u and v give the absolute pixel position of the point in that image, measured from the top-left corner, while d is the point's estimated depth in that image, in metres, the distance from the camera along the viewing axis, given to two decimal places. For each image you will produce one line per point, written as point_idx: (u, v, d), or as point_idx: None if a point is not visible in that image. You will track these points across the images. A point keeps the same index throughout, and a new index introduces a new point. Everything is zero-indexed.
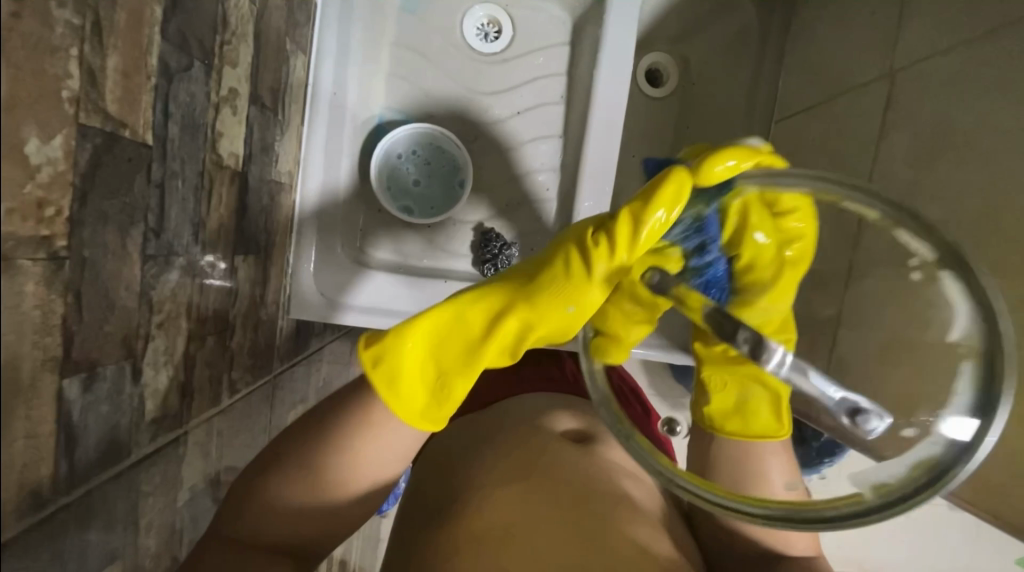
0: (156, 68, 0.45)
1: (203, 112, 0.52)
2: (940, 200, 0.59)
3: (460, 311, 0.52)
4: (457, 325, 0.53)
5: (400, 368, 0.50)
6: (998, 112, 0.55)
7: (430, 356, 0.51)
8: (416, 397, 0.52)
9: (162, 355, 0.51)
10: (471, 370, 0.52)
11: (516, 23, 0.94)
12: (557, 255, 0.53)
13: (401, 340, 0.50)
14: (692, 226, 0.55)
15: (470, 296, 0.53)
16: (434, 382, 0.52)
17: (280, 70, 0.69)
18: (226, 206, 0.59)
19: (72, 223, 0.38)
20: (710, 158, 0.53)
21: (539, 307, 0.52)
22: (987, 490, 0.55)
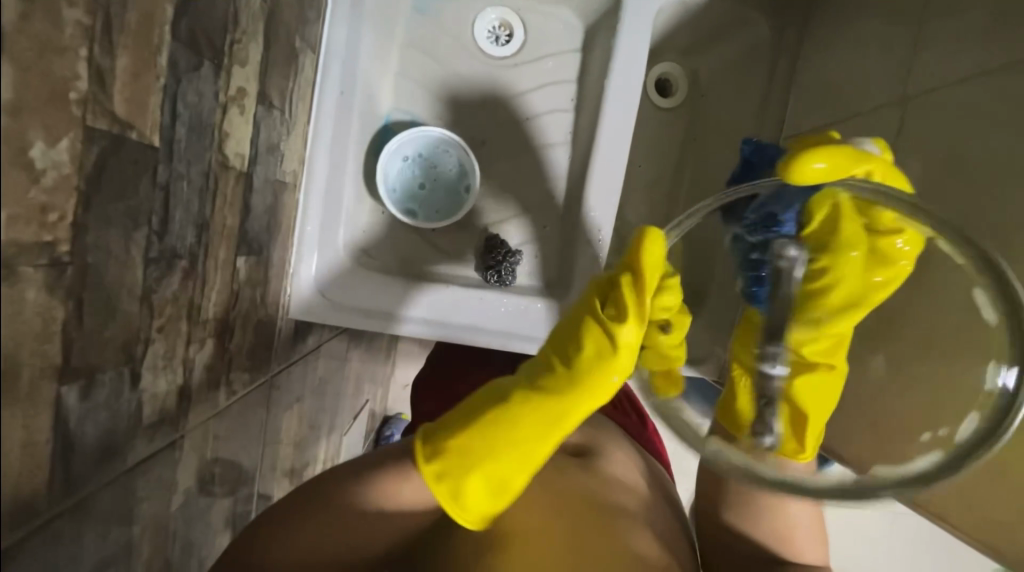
0: (166, 68, 0.44)
1: (211, 112, 0.51)
2: None
3: (519, 418, 0.53)
4: (518, 426, 0.54)
5: (463, 485, 0.51)
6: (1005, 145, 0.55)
7: (493, 462, 0.52)
8: (485, 503, 0.52)
9: (161, 359, 0.50)
10: (537, 458, 0.54)
11: (527, 27, 0.93)
12: (585, 332, 0.57)
13: (457, 455, 0.52)
14: (760, 223, 0.67)
15: (524, 398, 0.55)
16: (498, 484, 0.53)
17: (289, 71, 0.68)
18: (232, 207, 0.59)
19: (75, 227, 0.37)
20: (810, 156, 0.60)
21: (589, 388, 0.55)
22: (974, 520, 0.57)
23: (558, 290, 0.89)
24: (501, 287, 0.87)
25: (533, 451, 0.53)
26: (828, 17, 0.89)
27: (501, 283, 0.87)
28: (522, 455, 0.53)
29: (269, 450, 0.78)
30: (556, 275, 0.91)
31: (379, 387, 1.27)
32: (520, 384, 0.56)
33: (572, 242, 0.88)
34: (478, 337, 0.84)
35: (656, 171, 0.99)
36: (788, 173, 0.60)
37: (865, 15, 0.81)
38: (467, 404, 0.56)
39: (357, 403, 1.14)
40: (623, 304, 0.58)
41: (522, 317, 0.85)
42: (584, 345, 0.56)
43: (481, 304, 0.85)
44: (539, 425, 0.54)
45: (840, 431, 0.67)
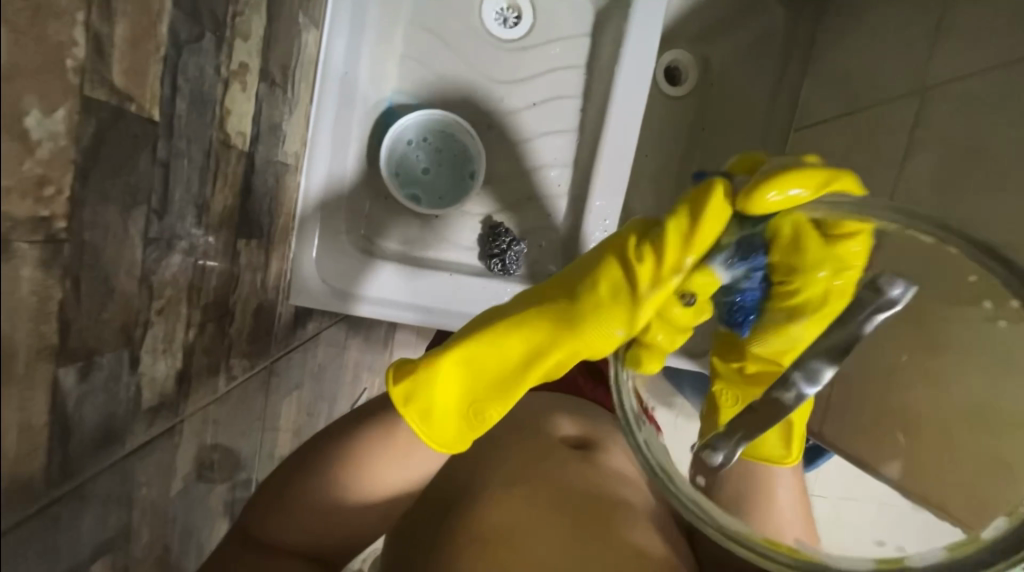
0: (166, 37, 0.42)
1: (211, 87, 0.49)
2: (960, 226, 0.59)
3: (502, 345, 0.48)
4: (498, 355, 0.49)
5: (431, 408, 0.48)
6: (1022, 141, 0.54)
7: (463, 384, 0.49)
8: (447, 428, 0.49)
9: (161, 342, 0.49)
10: (511, 393, 0.49)
11: (536, 10, 0.90)
12: (601, 277, 0.48)
13: (428, 375, 0.48)
14: (738, 249, 0.46)
15: (515, 328, 0.48)
16: (466, 407, 0.49)
17: (291, 47, 0.65)
18: (232, 188, 0.57)
19: (73, 203, 0.35)
20: (775, 178, 0.45)
21: (586, 336, 0.47)
22: None
23: None
24: (504, 277, 0.87)
25: (509, 384, 0.49)
26: (845, 6, 0.87)
27: (504, 272, 0.87)
28: (496, 388, 0.49)
29: (268, 437, 0.77)
30: (561, 265, 0.89)
31: (378, 375, 1.26)
32: (514, 310, 0.50)
33: (578, 232, 0.86)
34: None
35: (664, 162, 0.98)
36: (747, 200, 0.45)
37: (885, 5, 0.80)
38: (458, 326, 0.51)
39: (355, 391, 1.13)
40: (663, 259, 0.47)
41: None
42: (599, 291, 0.47)
43: (490, 293, 0.84)
44: (519, 361, 0.49)
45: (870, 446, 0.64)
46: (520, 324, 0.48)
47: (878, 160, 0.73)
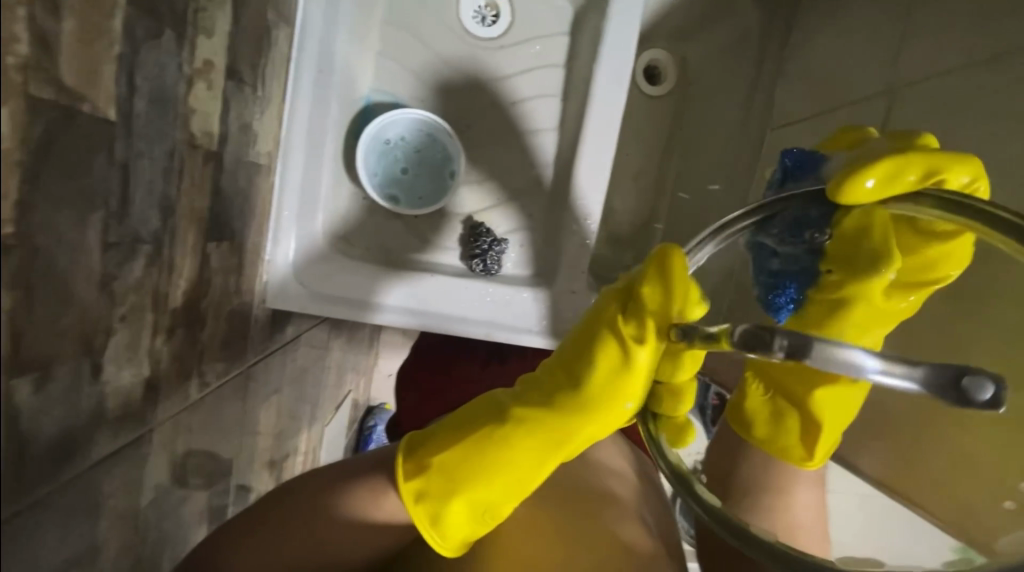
0: (121, 35, 0.40)
1: (174, 85, 0.48)
2: None
3: (511, 446, 0.49)
4: (510, 457, 0.50)
5: (445, 514, 0.49)
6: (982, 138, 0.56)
7: (477, 492, 0.49)
8: (465, 528, 0.50)
9: (124, 349, 0.47)
10: (527, 478, 0.51)
11: (514, 8, 0.90)
12: (595, 356, 0.49)
13: (441, 480, 0.49)
14: (789, 229, 0.49)
15: (522, 426, 0.50)
16: (482, 511, 0.50)
17: (260, 46, 0.64)
18: (200, 190, 0.55)
19: (20, 208, 0.34)
20: (867, 169, 0.46)
21: (594, 420, 0.49)
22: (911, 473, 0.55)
23: (544, 279, 0.88)
24: (486, 276, 0.86)
25: (523, 476, 0.50)
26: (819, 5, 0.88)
27: (486, 272, 0.86)
28: (513, 484, 0.50)
29: (247, 442, 0.76)
30: (542, 264, 0.89)
31: (363, 376, 1.25)
32: (519, 404, 0.51)
33: (559, 232, 0.86)
34: (465, 327, 0.82)
35: (645, 160, 0.98)
36: (838, 194, 0.46)
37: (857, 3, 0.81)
38: (457, 420, 0.52)
39: (339, 394, 1.12)
40: (648, 325, 0.48)
41: (506, 309, 0.83)
42: (596, 371, 0.49)
43: (476, 293, 0.83)
44: (528, 455, 0.50)
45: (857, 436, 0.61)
46: (518, 422, 0.50)
47: None
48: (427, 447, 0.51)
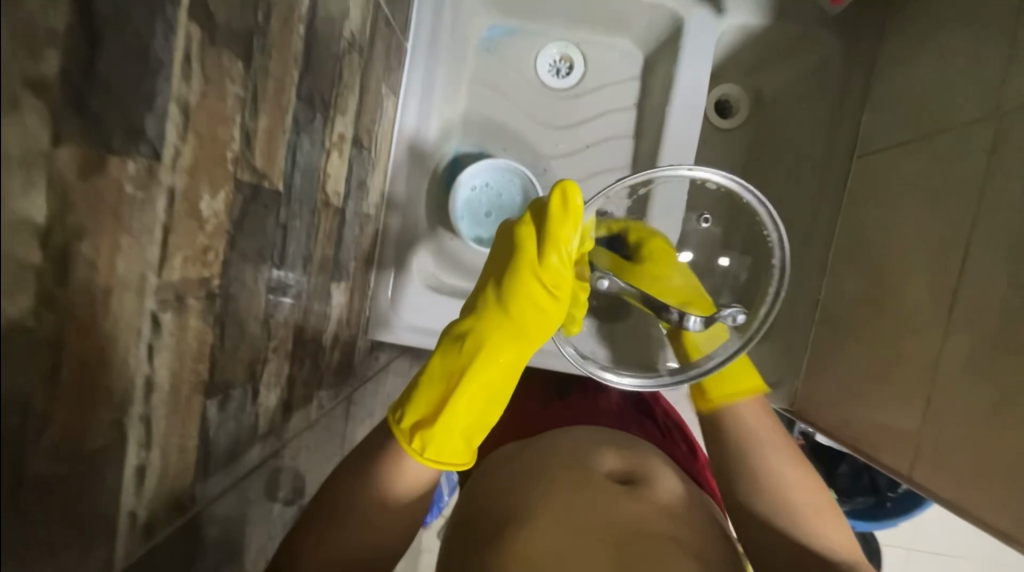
0: (290, 125, 0.51)
1: (318, 158, 0.58)
2: None
3: (478, 364, 0.62)
4: (483, 375, 0.62)
5: (446, 441, 0.60)
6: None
7: (459, 412, 0.61)
8: (461, 443, 0.61)
9: (273, 376, 0.56)
10: (504, 389, 0.64)
11: (587, 60, 0.96)
12: (521, 281, 0.64)
13: (438, 421, 0.60)
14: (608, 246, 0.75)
15: (482, 349, 0.63)
16: (473, 425, 0.62)
17: (375, 115, 0.75)
18: (329, 240, 0.66)
19: (223, 264, 0.43)
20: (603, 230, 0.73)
21: (533, 326, 0.65)
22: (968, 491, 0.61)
23: None
24: None
25: (497, 392, 0.63)
26: (910, 24, 0.84)
27: None
28: (491, 395, 0.63)
29: None
30: None
31: None
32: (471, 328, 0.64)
33: None
34: None
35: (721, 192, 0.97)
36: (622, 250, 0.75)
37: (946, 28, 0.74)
38: (429, 364, 0.63)
39: None
40: (553, 248, 0.65)
41: None
42: (524, 290, 0.64)
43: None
44: (491, 369, 0.62)
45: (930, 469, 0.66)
46: (479, 346, 0.63)
47: (957, 182, 0.70)
48: (409, 404, 0.61)
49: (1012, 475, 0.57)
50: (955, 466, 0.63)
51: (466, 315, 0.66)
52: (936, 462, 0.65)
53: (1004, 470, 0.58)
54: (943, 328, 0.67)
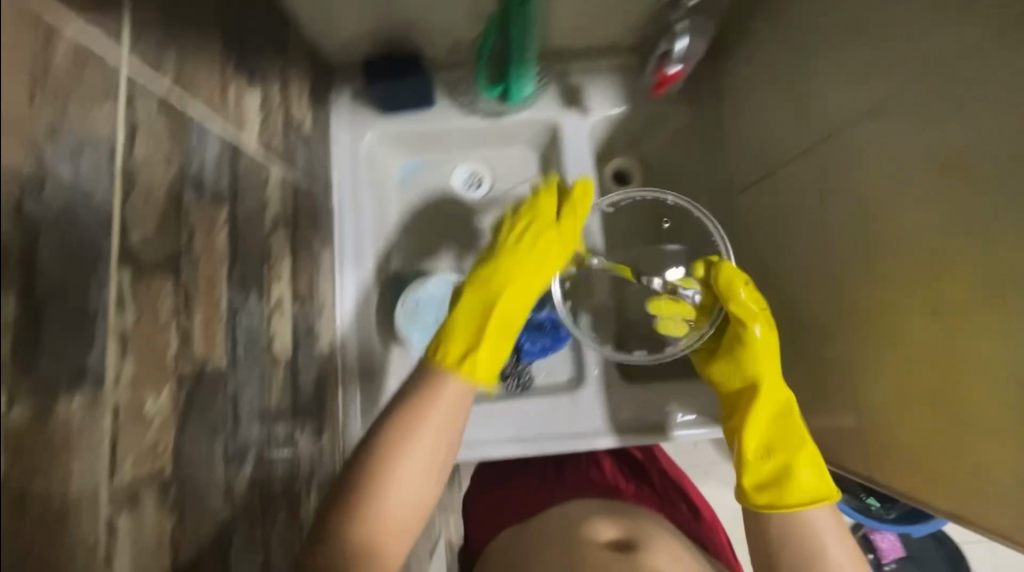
0: (225, 310, 0.59)
1: (259, 326, 0.66)
2: (945, 241, 0.56)
3: (506, 287, 0.77)
4: (509, 301, 0.77)
5: (481, 353, 0.70)
6: (916, 170, 0.58)
7: (489, 325, 0.73)
8: (496, 363, 0.71)
9: (244, 540, 0.59)
10: (518, 315, 0.77)
11: (495, 170, 1.06)
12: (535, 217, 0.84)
13: (471, 341, 0.71)
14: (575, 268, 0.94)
15: (500, 275, 0.78)
16: (502, 341, 0.74)
17: (313, 267, 0.84)
18: (284, 390, 0.72)
19: (174, 453, 0.48)
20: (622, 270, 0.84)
21: (543, 261, 0.80)
22: (946, 489, 0.61)
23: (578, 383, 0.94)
24: (523, 392, 0.94)
25: (512, 322, 0.76)
26: None
27: (522, 388, 0.94)
28: (506, 324, 0.75)
29: None
30: (572, 368, 0.96)
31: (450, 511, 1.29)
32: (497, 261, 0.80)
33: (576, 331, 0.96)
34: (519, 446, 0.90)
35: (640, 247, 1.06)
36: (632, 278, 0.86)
37: (760, 90, 0.85)
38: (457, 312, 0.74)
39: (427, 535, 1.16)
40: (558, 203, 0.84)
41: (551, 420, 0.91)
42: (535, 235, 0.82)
43: (534, 410, 0.92)
44: (512, 293, 0.77)
45: (904, 472, 0.66)
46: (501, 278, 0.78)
47: None
48: (447, 334, 0.71)
49: (949, 467, 0.60)
50: (906, 463, 0.66)
51: (503, 233, 0.82)
52: (885, 461, 0.68)
53: (967, 466, 0.57)
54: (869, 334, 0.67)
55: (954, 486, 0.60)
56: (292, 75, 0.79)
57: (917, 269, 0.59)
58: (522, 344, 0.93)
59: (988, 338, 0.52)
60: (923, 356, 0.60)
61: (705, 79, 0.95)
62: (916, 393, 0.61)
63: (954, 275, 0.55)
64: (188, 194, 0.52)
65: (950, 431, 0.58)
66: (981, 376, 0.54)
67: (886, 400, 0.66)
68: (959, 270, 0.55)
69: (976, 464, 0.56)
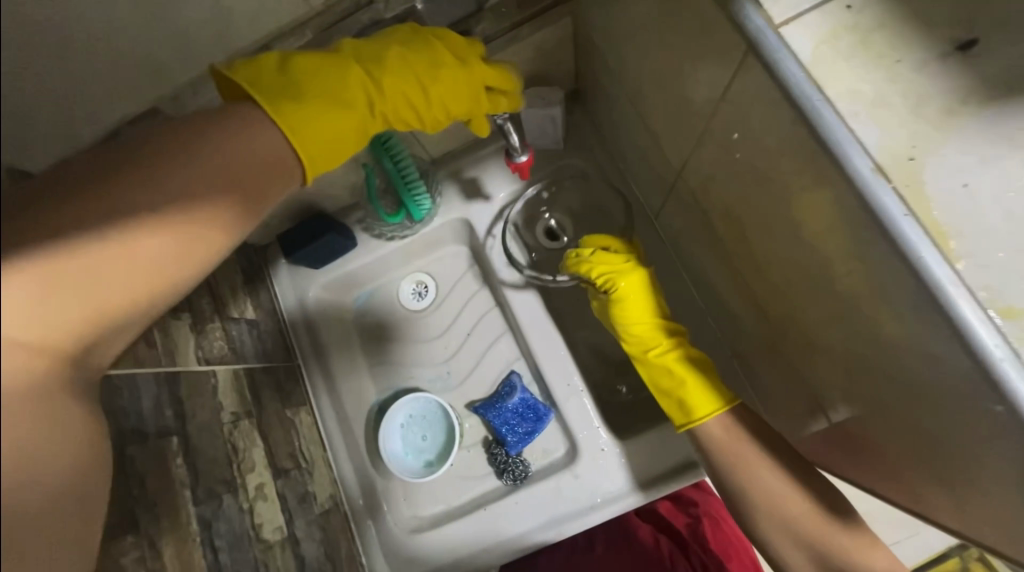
0: (198, 527, 0.66)
1: (240, 523, 0.73)
2: (802, 236, 0.46)
3: (338, 87, 0.56)
4: (345, 112, 0.56)
5: (304, 123, 0.52)
6: (741, 170, 0.50)
7: (314, 118, 0.53)
8: (324, 152, 0.55)
9: None
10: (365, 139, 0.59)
11: (434, 272, 1.08)
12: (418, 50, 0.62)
13: (306, 124, 0.53)
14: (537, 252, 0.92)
15: (338, 98, 0.56)
16: (329, 135, 0.55)
17: (292, 436, 0.90)
18: (283, 568, 0.78)
19: None
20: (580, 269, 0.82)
21: (422, 91, 0.62)
22: (973, 520, 0.46)
23: (574, 456, 0.90)
24: (523, 481, 0.92)
25: (362, 126, 0.59)
26: None
27: (521, 477, 0.92)
28: (355, 132, 0.58)
29: None
30: (564, 441, 0.93)
31: None
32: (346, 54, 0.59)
33: (556, 403, 0.92)
34: (533, 539, 0.88)
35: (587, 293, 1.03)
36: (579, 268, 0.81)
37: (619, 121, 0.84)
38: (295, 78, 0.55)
39: None
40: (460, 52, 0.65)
41: (556, 504, 0.88)
42: (406, 58, 0.61)
43: (540, 498, 0.89)
44: (350, 124, 0.57)
45: (925, 500, 0.51)
46: (338, 74, 0.57)
47: None
48: (253, 79, 0.54)
49: (957, 492, 0.45)
50: (926, 492, 0.49)
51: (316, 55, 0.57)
52: (897, 488, 0.53)
53: (966, 488, 0.43)
54: (806, 347, 0.56)
55: (983, 515, 0.44)
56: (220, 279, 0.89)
57: (801, 272, 0.50)
58: (506, 438, 0.94)
59: (889, 339, 0.41)
60: (856, 358, 0.48)
61: (585, 125, 0.97)
62: (876, 408, 0.49)
63: (830, 272, 0.45)
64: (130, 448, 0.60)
65: (924, 447, 0.45)
66: (916, 382, 0.41)
67: (862, 414, 0.52)
68: (832, 275, 0.45)
69: (977, 489, 0.42)
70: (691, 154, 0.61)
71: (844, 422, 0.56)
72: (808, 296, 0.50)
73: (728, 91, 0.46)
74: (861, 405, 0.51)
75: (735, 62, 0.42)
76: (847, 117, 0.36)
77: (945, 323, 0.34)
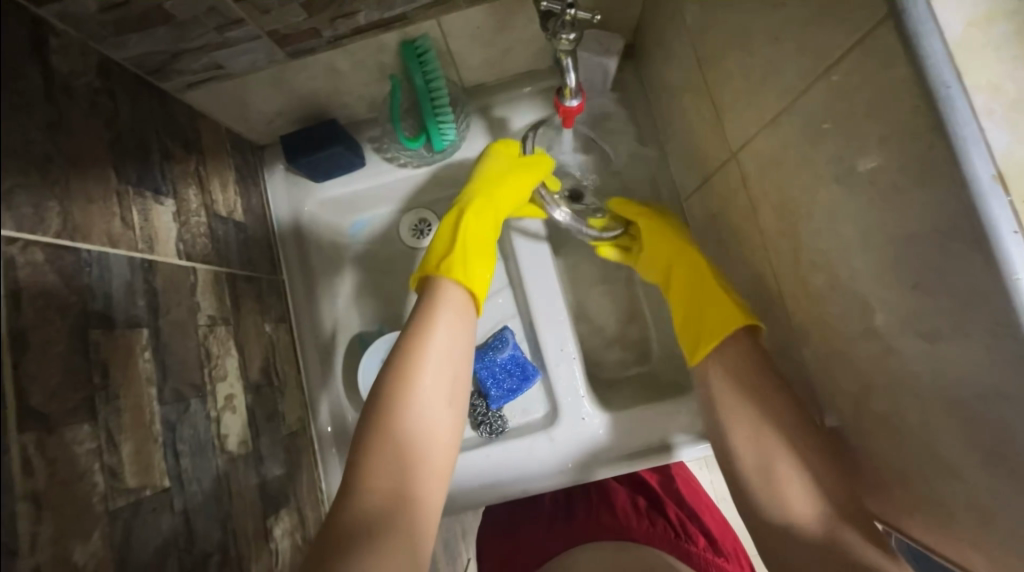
0: (161, 428, 0.59)
1: (207, 432, 0.67)
2: (864, 240, 0.44)
3: (468, 223, 0.83)
4: (484, 231, 0.83)
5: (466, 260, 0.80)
6: (818, 158, 0.47)
7: (476, 255, 0.81)
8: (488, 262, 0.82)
9: None
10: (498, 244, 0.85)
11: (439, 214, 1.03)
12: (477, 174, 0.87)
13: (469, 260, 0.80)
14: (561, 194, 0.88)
15: (468, 225, 0.83)
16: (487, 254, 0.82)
17: (267, 351, 0.84)
18: (249, 481, 0.74)
19: None
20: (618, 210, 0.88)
21: (484, 201, 0.84)
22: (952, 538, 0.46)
23: (553, 419, 0.90)
24: (497, 436, 0.92)
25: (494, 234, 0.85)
26: None
27: (496, 432, 0.92)
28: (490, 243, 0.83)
29: None
30: (546, 403, 0.93)
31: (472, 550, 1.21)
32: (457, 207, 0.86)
33: (545, 364, 0.91)
34: (500, 492, 0.88)
35: (595, 262, 1.01)
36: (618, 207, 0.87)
37: (672, 84, 0.78)
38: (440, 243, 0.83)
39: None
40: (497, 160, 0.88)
41: (529, 463, 0.87)
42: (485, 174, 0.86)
43: (512, 454, 0.88)
44: (483, 239, 0.83)
45: (899, 507, 0.52)
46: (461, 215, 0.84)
47: None
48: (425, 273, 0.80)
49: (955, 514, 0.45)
50: (912, 505, 0.50)
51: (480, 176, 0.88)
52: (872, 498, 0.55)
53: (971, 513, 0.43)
54: (824, 351, 0.56)
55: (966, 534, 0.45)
56: (208, 169, 0.79)
57: (845, 276, 0.48)
58: (488, 391, 0.92)
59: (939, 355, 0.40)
60: (878, 369, 0.48)
61: (627, 84, 0.92)
62: (890, 421, 0.49)
63: (886, 278, 0.43)
64: (95, 331, 0.53)
65: (931, 466, 0.45)
66: (952, 404, 0.40)
67: (865, 422, 0.53)
68: (886, 288, 0.43)
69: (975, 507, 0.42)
70: (757, 131, 0.57)
71: (841, 427, 0.57)
72: (847, 301, 0.49)
73: (839, 64, 0.41)
74: (870, 415, 0.51)
75: (868, 27, 0.37)
76: (980, 113, 0.33)
77: (1021, 351, 0.33)
